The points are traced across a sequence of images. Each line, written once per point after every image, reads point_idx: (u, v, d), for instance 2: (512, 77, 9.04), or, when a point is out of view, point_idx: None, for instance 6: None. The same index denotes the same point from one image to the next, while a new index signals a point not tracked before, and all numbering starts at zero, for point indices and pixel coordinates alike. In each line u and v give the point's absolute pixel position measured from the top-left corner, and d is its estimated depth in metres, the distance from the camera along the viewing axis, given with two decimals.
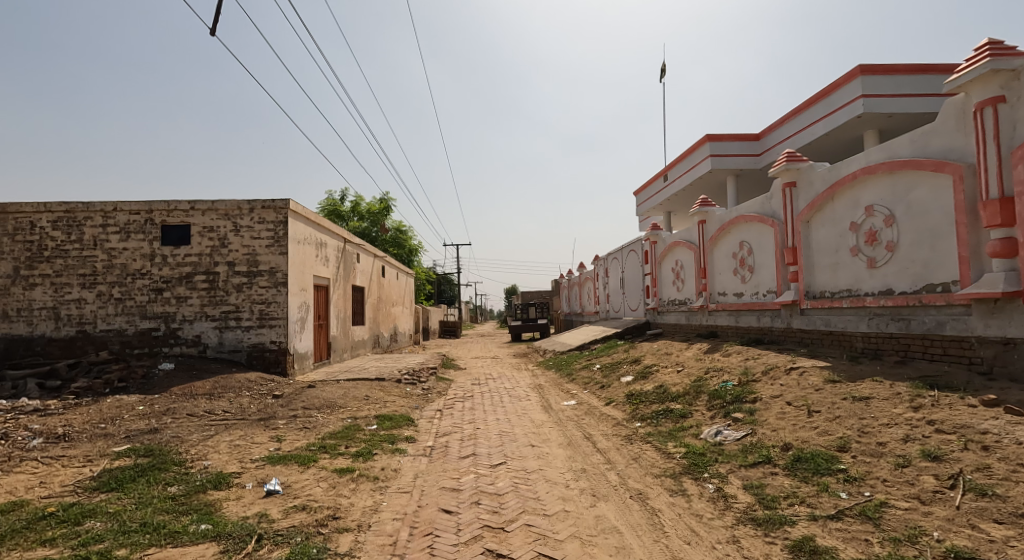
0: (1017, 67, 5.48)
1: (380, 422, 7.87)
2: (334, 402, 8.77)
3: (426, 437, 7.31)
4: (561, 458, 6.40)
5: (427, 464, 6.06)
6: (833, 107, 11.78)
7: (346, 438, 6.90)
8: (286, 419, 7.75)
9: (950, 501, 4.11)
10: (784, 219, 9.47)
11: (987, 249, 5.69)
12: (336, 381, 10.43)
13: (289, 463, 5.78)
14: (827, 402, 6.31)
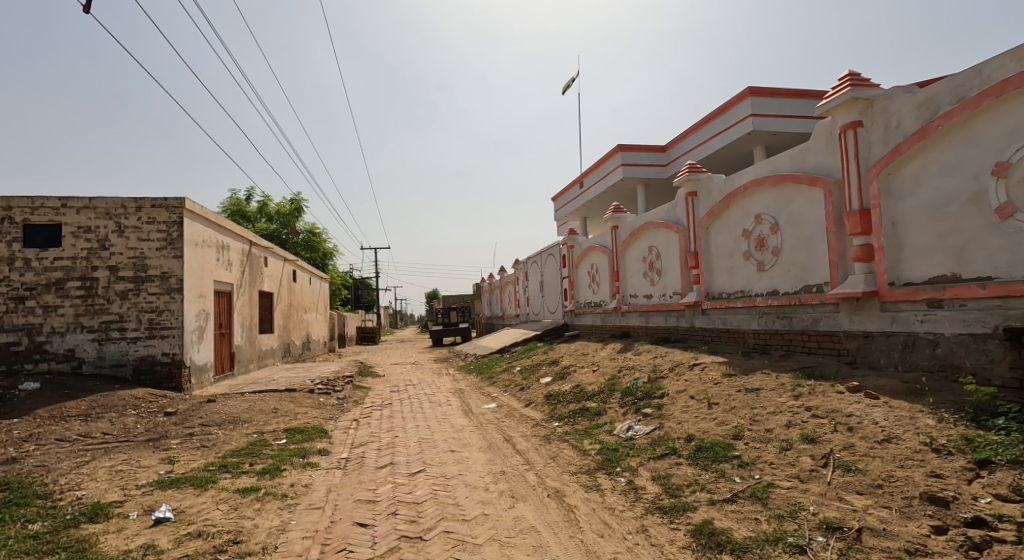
0: (871, 97, 6.23)
1: (290, 436, 7.59)
2: (238, 417, 8.34)
3: (340, 449, 7.15)
4: (482, 461, 6.51)
5: (341, 477, 5.95)
6: (727, 124, 12.83)
7: (251, 455, 6.59)
8: (180, 438, 7.27)
9: (823, 478, 4.65)
10: (687, 226, 10.19)
11: (852, 255, 6.38)
12: (240, 394, 9.91)
13: (182, 487, 5.45)
14: (724, 395, 6.90)
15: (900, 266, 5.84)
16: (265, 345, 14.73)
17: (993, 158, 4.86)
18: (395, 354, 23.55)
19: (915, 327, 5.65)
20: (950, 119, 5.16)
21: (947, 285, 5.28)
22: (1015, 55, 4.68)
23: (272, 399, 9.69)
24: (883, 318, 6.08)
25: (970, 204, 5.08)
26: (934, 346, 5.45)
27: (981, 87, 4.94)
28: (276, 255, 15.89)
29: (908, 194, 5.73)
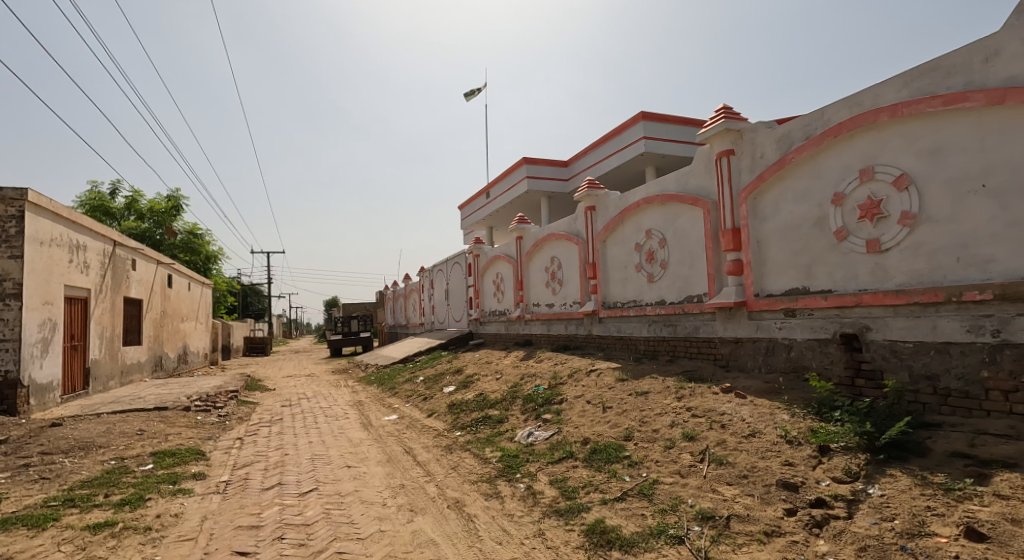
0: (741, 130, 6.98)
1: (157, 460, 6.98)
2: (91, 441, 7.51)
3: (219, 472, 6.70)
4: (380, 475, 6.41)
5: (219, 503, 5.58)
6: (623, 144, 13.71)
7: (107, 485, 5.99)
8: (13, 470, 6.41)
9: (701, 472, 5.11)
10: (586, 238, 10.72)
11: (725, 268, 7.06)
12: (96, 416, 8.92)
13: (14, 529, 4.83)
14: (617, 398, 7.35)
15: (764, 279, 6.57)
16: (130, 358, 13.34)
17: (833, 188, 5.64)
18: (287, 366, 22.29)
19: (775, 333, 6.39)
20: (801, 153, 5.93)
21: (800, 297, 6.03)
22: (849, 101, 5.48)
23: (137, 419, 8.83)
24: (749, 325, 6.80)
25: (817, 226, 5.86)
26: (790, 350, 6.20)
27: (825, 127, 5.73)
28: (145, 257, 14.52)
29: (771, 216, 6.48)
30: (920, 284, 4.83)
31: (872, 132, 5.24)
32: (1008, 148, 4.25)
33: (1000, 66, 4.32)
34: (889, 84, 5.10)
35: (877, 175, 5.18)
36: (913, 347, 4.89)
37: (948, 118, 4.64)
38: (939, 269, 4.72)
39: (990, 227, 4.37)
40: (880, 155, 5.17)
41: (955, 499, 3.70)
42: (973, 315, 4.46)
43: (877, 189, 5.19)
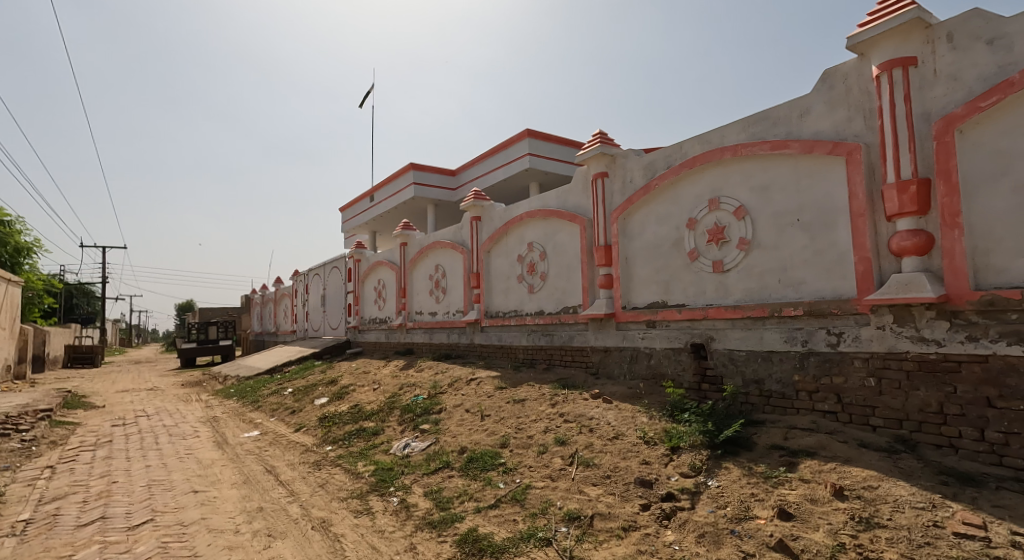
0: (614, 154, 7.56)
1: None
2: None
3: (20, 510, 5.77)
4: (233, 499, 5.97)
5: (17, 548, 4.82)
6: (508, 158, 14.15)
7: None
8: None
9: (570, 475, 5.42)
10: (470, 248, 10.87)
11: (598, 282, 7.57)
12: None
13: None
14: (495, 406, 7.55)
15: (630, 292, 7.17)
16: None
17: (688, 213, 6.34)
18: (122, 378, 19.68)
19: (638, 342, 6.97)
20: (664, 180, 6.59)
21: (660, 309, 6.67)
22: (701, 138, 6.20)
23: None
24: (616, 334, 7.35)
25: (674, 247, 6.54)
26: (650, 357, 6.80)
27: (683, 159, 6.42)
28: None
29: (637, 235, 7.10)
30: (753, 301, 5.59)
31: (718, 167, 5.98)
32: (816, 189, 5.08)
33: (811, 121, 5.17)
34: (731, 126, 5.87)
35: (722, 205, 5.92)
36: (746, 354, 5.63)
37: (775, 160, 5.44)
38: (766, 288, 5.50)
39: (803, 255, 5.18)
40: (724, 188, 5.93)
41: (772, 486, 4.33)
42: (790, 328, 5.25)
43: (721, 217, 5.93)
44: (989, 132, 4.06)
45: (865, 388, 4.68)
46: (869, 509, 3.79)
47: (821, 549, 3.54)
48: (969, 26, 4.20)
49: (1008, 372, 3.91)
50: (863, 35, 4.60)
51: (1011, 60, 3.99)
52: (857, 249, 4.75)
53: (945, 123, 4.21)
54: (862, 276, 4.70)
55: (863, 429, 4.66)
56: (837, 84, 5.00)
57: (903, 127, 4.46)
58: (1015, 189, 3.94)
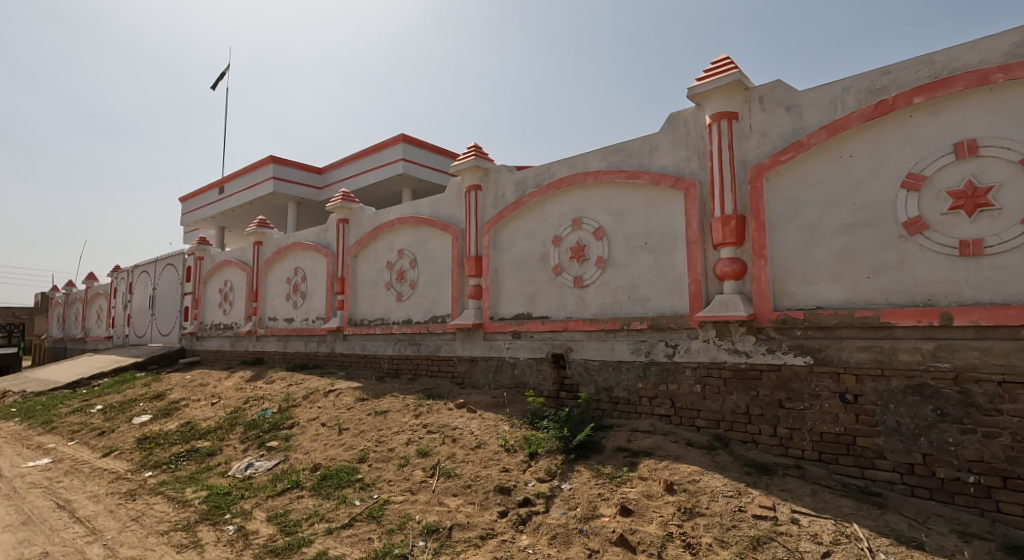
0: (488, 169, 7.77)
1: None
2: None
3: None
4: (7, 546, 5.01)
5: None
6: (381, 162, 13.85)
7: None
8: None
9: (430, 487, 5.42)
10: (336, 251, 10.40)
11: (468, 292, 7.68)
12: None
13: None
14: (355, 419, 7.29)
15: (498, 303, 7.38)
16: None
17: (554, 231, 6.75)
18: None
19: (503, 352, 7.20)
20: (533, 198, 6.94)
21: (525, 320, 6.96)
22: (567, 162, 6.66)
23: None
24: (482, 344, 7.51)
25: (540, 261, 6.90)
26: (514, 367, 7.05)
27: (550, 179, 6.84)
28: None
29: (506, 248, 7.37)
30: (606, 315, 6.10)
31: (581, 190, 6.47)
32: (661, 217, 5.72)
33: (659, 156, 5.82)
34: (594, 154, 6.38)
35: (583, 225, 6.39)
36: (599, 364, 6.10)
37: (629, 188, 6.02)
38: (618, 303, 6.03)
39: (649, 275, 5.78)
40: (586, 209, 6.42)
41: (616, 485, 4.76)
42: (636, 340, 5.81)
43: (583, 236, 6.40)
44: (787, 182, 4.91)
45: (693, 393, 5.34)
46: (692, 500, 4.34)
47: (653, 539, 3.97)
48: (775, 92, 5.05)
49: (795, 378, 4.73)
50: (699, 87, 5.30)
51: (802, 124, 4.87)
52: (690, 272, 5.41)
53: (757, 170, 5.01)
54: (693, 295, 5.36)
55: (690, 429, 5.31)
56: (679, 127, 5.70)
57: (727, 170, 5.20)
58: (803, 229, 4.80)
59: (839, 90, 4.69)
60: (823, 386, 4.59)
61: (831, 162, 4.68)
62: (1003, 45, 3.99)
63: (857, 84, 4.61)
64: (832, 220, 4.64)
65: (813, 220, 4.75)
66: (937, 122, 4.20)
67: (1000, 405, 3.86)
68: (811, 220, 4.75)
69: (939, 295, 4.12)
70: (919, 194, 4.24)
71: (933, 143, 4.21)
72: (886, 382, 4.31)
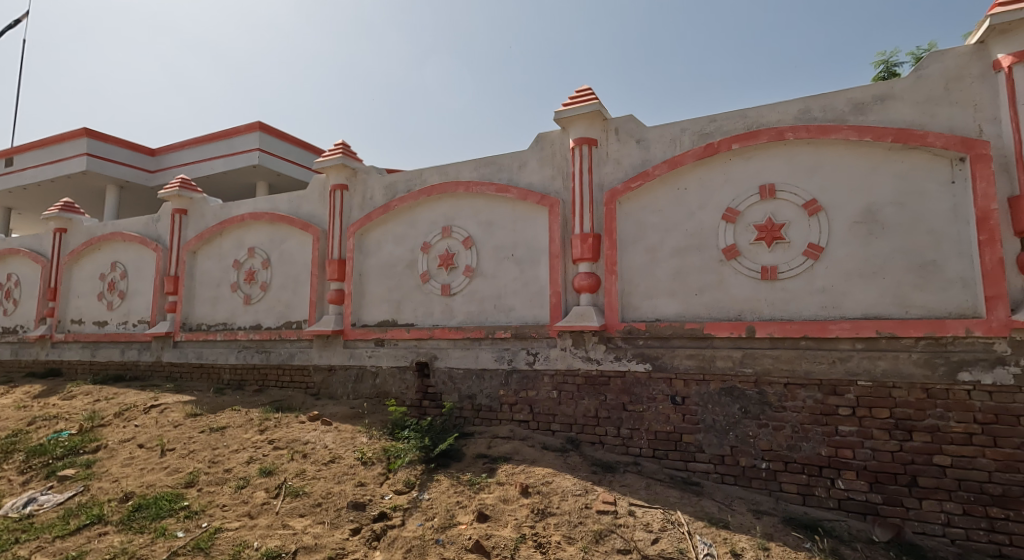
0: (356, 168, 7.42)
1: None
2: None
3: None
4: None
5: None
6: (233, 150, 12.54)
7: None
8: None
9: (273, 509, 4.96)
10: (169, 246, 9.13)
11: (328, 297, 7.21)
12: None
13: None
14: (183, 438, 6.43)
15: (360, 309, 7.08)
16: None
17: (423, 238, 6.71)
18: None
19: (365, 360, 6.89)
20: (402, 203, 6.81)
21: (389, 328, 6.77)
22: (439, 170, 6.69)
23: None
24: (342, 352, 7.11)
25: (407, 268, 6.79)
26: (375, 377, 6.81)
27: (421, 186, 6.79)
28: None
29: (372, 253, 7.12)
30: (472, 323, 6.19)
31: (453, 199, 6.54)
32: (528, 231, 6.00)
33: (527, 173, 6.12)
34: (465, 164, 6.50)
35: (453, 234, 6.45)
36: (463, 372, 6.16)
37: (499, 201, 6.23)
38: (484, 312, 6.17)
39: (515, 285, 6.01)
40: (456, 218, 6.49)
41: (474, 491, 4.83)
42: (499, 348, 5.98)
43: (452, 244, 6.46)
44: (635, 207, 5.48)
45: (550, 399, 5.64)
46: (545, 501, 4.58)
47: (507, 543, 4.10)
48: (629, 125, 5.62)
49: (636, 383, 5.25)
50: (565, 112, 5.70)
51: (650, 156, 5.49)
52: (551, 284, 5.73)
53: (611, 194, 5.51)
54: (553, 306, 5.69)
55: (546, 433, 5.59)
56: (546, 147, 6.06)
57: (587, 192, 5.64)
58: (646, 250, 5.38)
59: (678, 130, 5.39)
60: (658, 389, 5.15)
61: (670, 193, 5.34)
62: (794, 109, 4.89)
63: (691, 127, 5.33)
64: (670, 243, 5.29)
65: (655, 243, 5.36)
66: (748, 167, 5.02)
67: (785, 403, 4.68)
68: (653, 242, 5.36)
69: (746, 311, 4.89)
70: (734, 226, 5.01)
71: (745, 183, 5.02)
72: (706, 385, 4.98)
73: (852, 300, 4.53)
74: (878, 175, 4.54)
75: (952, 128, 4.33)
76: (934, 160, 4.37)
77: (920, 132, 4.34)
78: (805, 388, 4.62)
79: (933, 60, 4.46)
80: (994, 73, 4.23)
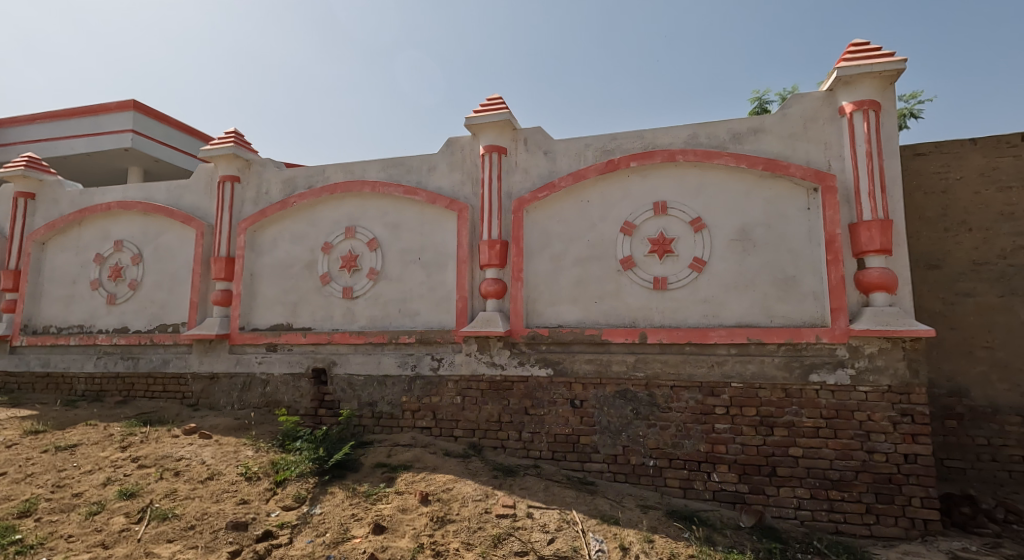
0: (250, 160, 6.90)
1: None
2: None
3: None
4: None
5: None
6: (93, 130, 10.24)
7: None
8: None
9: (134, 536, 4.32)
10: (9, 234, 7.82)
11: (212, 298, 6.62)
12: None
13: None
14: (18, 459, 5.43)
15: (250, 312, 6.58)
16: None
17: (324, 237, 6.41)
18: None
19: (253, 367, 6.39)
20: (302, 200, 6.46)
21: (283, 332, 6.35)
22: (344, 168, 6.45)
23: None
24: (227, 359, 6.52)
25: (304, 269, 6.43)
26: (264, 385, 6.33)
27: (324, 183, 6.49)
28: None
29: (265, 251, 6.64)
30: (375, 328, 6.01)
31: (358, 199, 6.34)
32: (436, 235, 5.97)
33: (436, 176, 6.11)
34: (372, 164, 6.34)
35: (357, 235, 6.25)
36: (364, 379, 5.94)
37: (407, 203, 6.14)
38: (388, 317, 6.01)
39: (421, 289, 5.94)
40: (361, 219, 6.29)
41: (370, 503, 4.66)
42: (403, 354, 5.87)
43: (356, 246, 6.25)
44: (541, 216, 5.70)
45: (453, 404, 5.63)
46: (445, 508, 4.55)
47: (404, 553, 4.00)
48: (537, 136, 5.84)
49: (538, 387, 5.42)
50: (476, 119, 5.78)
51: (556, 168, 5.74)
52: (458, 289, 5.75)
53: (519, 203, 5.67)
54: (460, 311, 5.70)
55: (448, 439, 5.58)
56: (456, 151, 6.09)
57: (495, 199, 5.76)
58: (551, 258, 5.61)
59: (582, 145, 5.70)
60: (558, 393, 5.36)
61: (574, 204, 5.63)
62: (683, 134, 5.40)
63: (594, 143, 5.67)
64: (573, 252, 5.56)
65: (559, 251, 5.60)
66: (645, 184, 5.45)
67: (671, 403, 5.08)
68: (557, 251, 5.60)
69: (640, 318, 5.28)
70: (630, 238, 5.39)
71: (641, 199, 5.44)
72: (602, 388, 5.27)
73: (729, 310, 5.08)
74: (752, 199, 5.16)
75: (809, 162, 5.05)
76: (795, 189, 5.06)
77: (785, 163, 5.00)
78: (688, 389, 5.06)
79: (795, 101, 5.17)
80: (840, 118, 5.00)
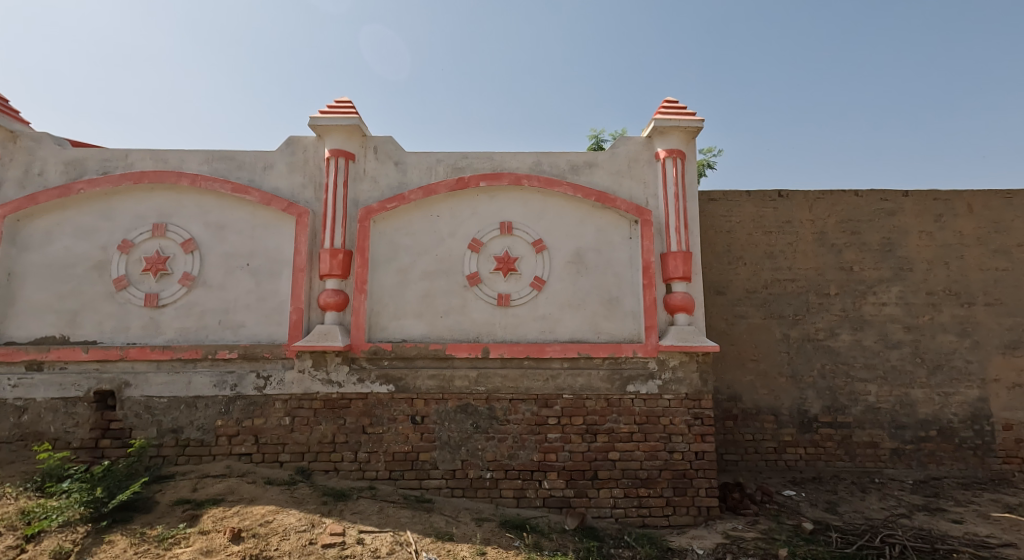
0: (15, 131, 5.52)
1: None
2: None
3: None
4: None
5: None
6: None
7: None
8: None
9: None
10: None
11: None
12: None
13: None
14: None
15: (5, 322, 5.22)
16: None
17: (122, 234, 5.39)
18: None
19: (4, 392, 5.04)
20: (93, 187, 5.36)
21: (53, 346, 5.14)
22: (154, 154, 5.54)
23: None
24: None
25: (90, 270, 5.31)
26: (20, 414, 5.02)
27: (125, 169, 5.49)
28: None
29: (34, 246, 5.35)
30: (185, 342, 5.19)
31: (171, 192, 5.48)
32: (268, 240, 5.42)
33: (272, 176, 5.57)
34: (192, 154, 5.56)
35: (168, 234, 5.39)
36: (166, 402, 5.08)
37: (235, 203, 5.48)
38: (203, 329, 5.25)
39: (247, 299, 5.31)
40: (174, 216, 5.45)
41: (164, 549, 3.91)
42: (220, 372, 5.15)
43: (167, 246, 5.38)
44: (389, 227, 5.54)
45: (280, 426, 5.09)
46: (260, 545, 4.03)
47: None
48: (388, 146, 5.69)
49: (377, 405, 5.19)
50: (323, 119, 5.44)
51: (406, 180, 5.65)
52: (292, 300, 5.27)
53: (365, 212, 5.43)
54: (293, 324, 5.22)
55: (271, 466, 5.03)
56: (297, 151, 5.64)
57: (339, 206, 5.44)
58: (397, 271, 5.48)
59: (434, 160, 5.71)
60: (399, 410, 5.20)
61: (423, 218, 5.59)
62: (529, 160, 5.75)
63: (446, 159, 5.72)
64: (419, 266, 5.50)
65: (406, 264, 5.50)
66: (492, 204, 5.66)
67: (509, 416, 5.27)
68: (404, 264, 5.49)
69: (484, 334, 5.41)
70: (476, 255, 5.53)
71: (488, 218, 5.63)
72: (444, 403, 5.25)
73: (564, 326, 5.49)
74: (586, 226, 5.69)
75: (632, 198, 5.74)
76: (620, 220, 5.71)
77: (613, 197, 5.63)
78: (526, 402, 5.31)
79: (622, 143, 5.87)
80: (656, 161, 5.80)
